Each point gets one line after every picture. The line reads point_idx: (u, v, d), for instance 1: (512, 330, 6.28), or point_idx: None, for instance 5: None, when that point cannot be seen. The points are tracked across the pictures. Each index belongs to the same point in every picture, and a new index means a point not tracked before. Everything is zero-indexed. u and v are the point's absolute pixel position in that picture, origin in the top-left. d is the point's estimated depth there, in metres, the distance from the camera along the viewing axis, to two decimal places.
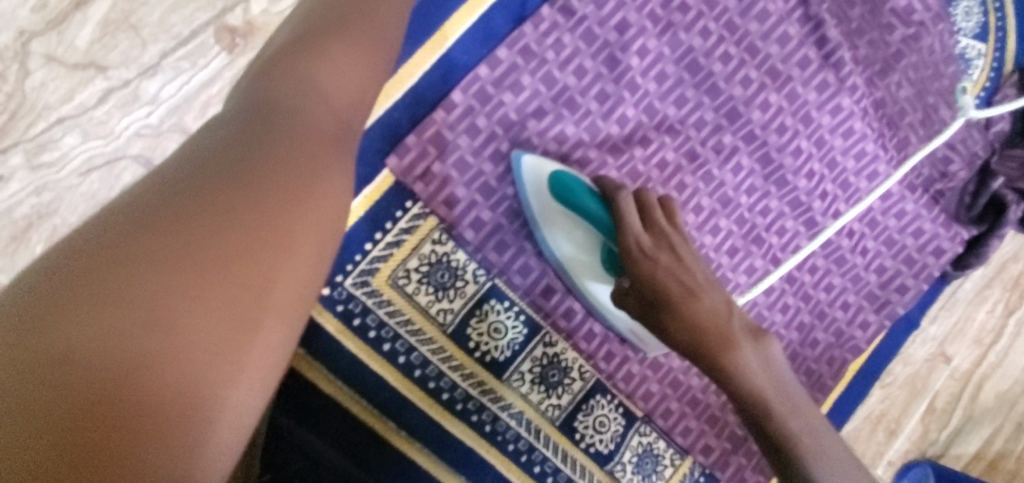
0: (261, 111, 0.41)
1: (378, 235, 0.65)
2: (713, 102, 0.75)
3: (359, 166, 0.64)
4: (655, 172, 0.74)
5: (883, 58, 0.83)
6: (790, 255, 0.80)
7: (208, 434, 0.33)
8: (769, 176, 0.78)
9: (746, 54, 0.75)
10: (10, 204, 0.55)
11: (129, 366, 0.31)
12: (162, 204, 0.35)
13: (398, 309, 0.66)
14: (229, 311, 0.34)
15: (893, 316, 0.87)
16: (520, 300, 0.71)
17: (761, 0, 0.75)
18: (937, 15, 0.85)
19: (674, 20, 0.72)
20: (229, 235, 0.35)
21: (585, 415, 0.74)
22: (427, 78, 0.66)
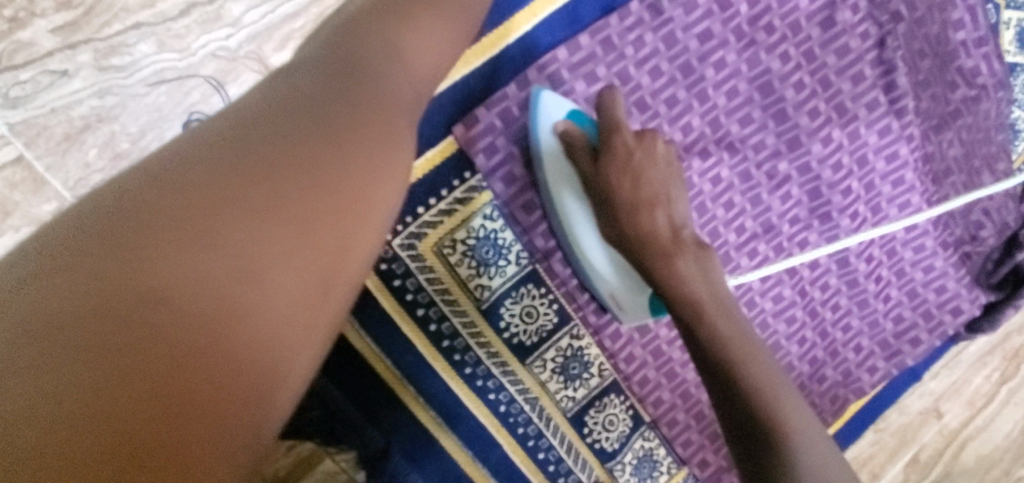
0: (344, 65, 0.40)
1: (433, 200, 0.64)
2: (777, 127, 0.75)
3: (424, 127, 0.63)
4: (708, 186, 0.74)
5: (941, 114, 0.84)
6: (818, 290, 0.81)
7: (279, 388, 0.32)
8: (814, 209, 0.79)
9: (818, 86, 0.75)
10: (70, 102, 0.53)
11: (211, 311, 0.30)
12: (242, 154, 0.33)
13: (438, 276, 0.66)
14: (307, 265, 0.33)
15: (900, 365, 0.90)
16: (555, 288, 0.70)
17: (843, 36, 0.75)
18: (1001, 82, 0.86)
19: (757, 39, 0.72)
20: (307, 194, 0.34)
21: (597, 411, 0.75)
22: (508, 52, 0.65)
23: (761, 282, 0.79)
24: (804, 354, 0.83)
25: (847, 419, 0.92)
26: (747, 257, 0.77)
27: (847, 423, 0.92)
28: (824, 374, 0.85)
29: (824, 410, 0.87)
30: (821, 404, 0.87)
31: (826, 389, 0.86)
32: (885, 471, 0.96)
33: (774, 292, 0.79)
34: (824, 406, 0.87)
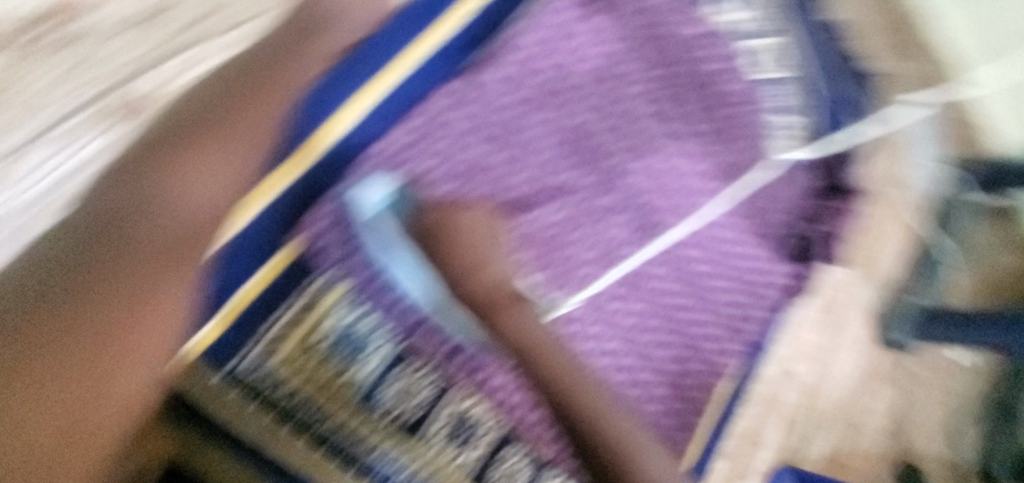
0: (241, 88, 0.59)
1: (301, 286, 0.66)
2: (687, 139, 0.84)
3: (286, 174, 0.66)
4: (618, 201, 0.80)
5: (838, 130, 0.92)
6: (742, 311, 0.85)
7: (147, 333, 0.46)
8: (730, 218, 0.85)
9: (713, 104, 0.86)
10: (53, 123, 0.68)
11: (83, 282, 0.45)
12: (144, 170, 0.52)
13: (285, 371, 0.65)
14: (160, 247, 0.48)
15: (816, 366, 0.96)
16: (410, 363, 0.69)
17: (732, 67, 0.86)
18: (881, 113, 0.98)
19: (634, 66, 0.83)
20: (191, 198, 0.51)
21: (495, 471, 0.73)
22: (410, 81, 0.72)
23: (694, 317, 0.82)
24: (737, 369, 0.87)
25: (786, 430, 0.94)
26: (668, 273, 0.82)
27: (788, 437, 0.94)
28: (750, 377, 0.89)
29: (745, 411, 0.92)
30: (749, 410, 0.91)
31: (748, 390, 0.90)
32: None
33: (701, 318, 0.83)
34: (746, 408, 0.91)
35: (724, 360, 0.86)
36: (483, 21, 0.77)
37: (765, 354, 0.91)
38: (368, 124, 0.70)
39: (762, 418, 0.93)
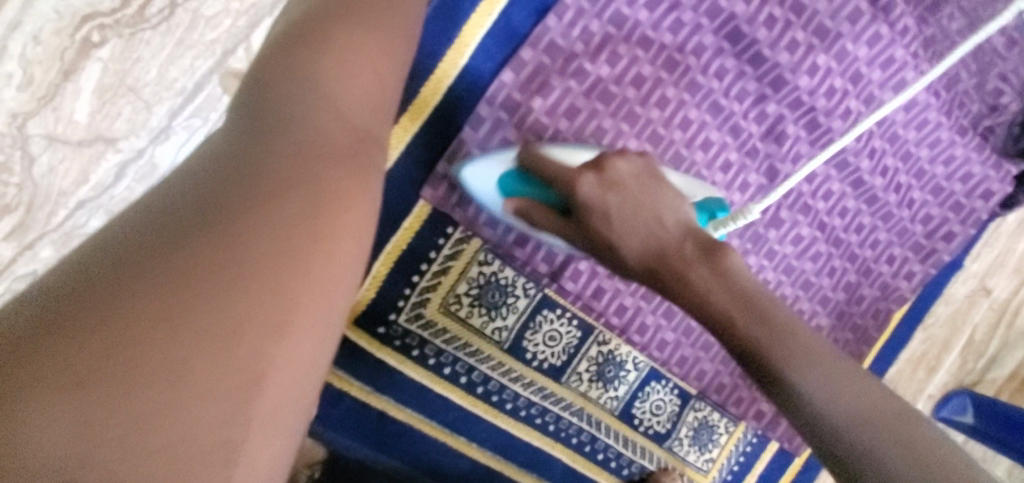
0: None
1: (419, 466, 0.76)
2: (629, 288, 0.82)
3: (344, 437, 0.71)
4: (600, 357, 0.82)
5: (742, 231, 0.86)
6: (717, 394, 0.90)
7: None
8: (670, 358, 0.86)
9: (621, 283, 0.81)
10: None
11: None
12: (288, 47, 0.43)
13: (479, 464, 0.79)
14: None
15: None
16: (502, 464, 0.81)
17: (596, 277, 0.79)
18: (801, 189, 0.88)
19: (545, 235, 0.75)
20: (338, 102, 0.43)
21: (642, 401, 0.86)
22: (344, 401, 0.71)
23: (686, 369, 0.87)
24: (743, 412, 0.91)
25: None
26: (666, 366, 0.86)
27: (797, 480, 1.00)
28: (756, 431, 0.94)
29: (763, 477, 0.97)
30: (764, 474, 0.97)
31: (756, 449, 0.95)
32: None
33: (732, 399, 0.91)
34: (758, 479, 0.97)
35: (713, 435, 0.92)
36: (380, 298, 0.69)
37: (750, 423, 0.93)
38: (342, 421, 0.72)
39: None
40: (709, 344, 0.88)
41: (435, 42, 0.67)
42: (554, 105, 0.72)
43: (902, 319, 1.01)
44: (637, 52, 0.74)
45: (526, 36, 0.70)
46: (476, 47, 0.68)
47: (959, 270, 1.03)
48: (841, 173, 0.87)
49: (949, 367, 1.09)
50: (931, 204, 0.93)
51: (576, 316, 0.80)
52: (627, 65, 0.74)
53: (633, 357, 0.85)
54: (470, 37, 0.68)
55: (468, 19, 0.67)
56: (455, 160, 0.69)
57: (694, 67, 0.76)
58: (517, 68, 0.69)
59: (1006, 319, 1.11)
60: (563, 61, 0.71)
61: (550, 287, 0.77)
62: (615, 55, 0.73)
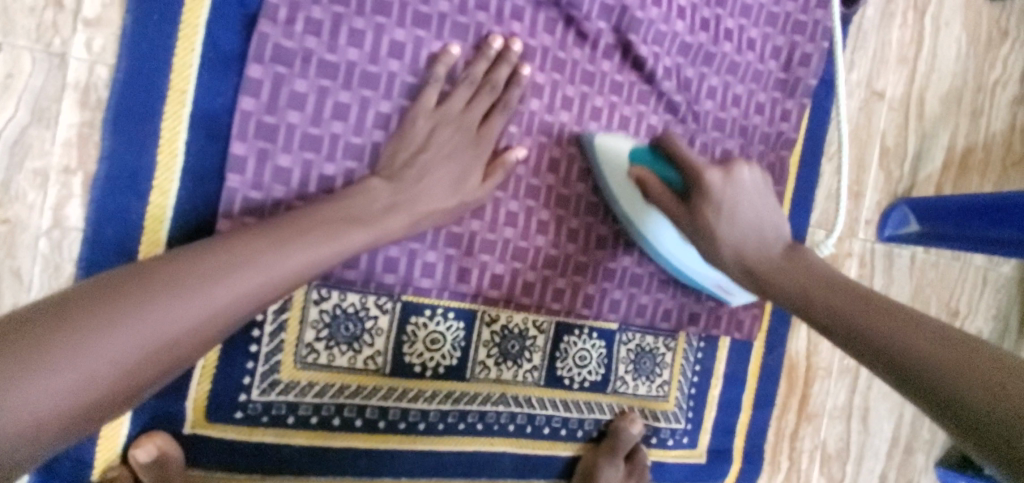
0: None
1: None
2: (495, 255, 0.76)
3: None
4: (498, 335, 0.77)
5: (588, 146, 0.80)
6: (641, 316, 0.85)
7: None
8: (574, 303, 0.81)
9: (485, 254, 0.75)
10: None
11: None
12: None
13: None
14: None
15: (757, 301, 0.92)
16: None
17: (454, 260, 0.73)
18: (636, 83, 0.82)
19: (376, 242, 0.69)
20: None
21: (563, 359, 0.81)
22: None
23: (596, 306, 0.82)
24: (676, 322, 0.87)
25: (760, 368, 0.96)
26: (575, 312, 0.81)
27: (764, 359, 0.96)
28: (696, 333, 0.89)
29: (726, 373, 0.93)
30: (725, 369, 0.93)
31: (705, 349, 0.91)
32: (818, 346, 1.02)
33: (660, 314, 0.86)
34: (721, 377, 0.93)
35: (656, 356, 0.87)
36: (225, 382, 0.64)
37: (687, 328, 0.88)
38: None
39: (742, 382, 0.95)
40: (610, 271, 0.83)
41: (146, 106, 0.60)
42: (316, 112, 0.65)
43: (802, 159, 0.96)
44: (379, 21, 0.67)
45: (245, 55, 0.63)
46: (195, 88, 0.62)
47: (839, 86, 0.97)
48: (664, 45, 0.82)
49: (875, 184, 1.04)
50: (773, 35, 0.88)
51: (450, 307, 0.74)
52: (375, 36, 0.67)
53: (533, 321, 0.79)
54: (183, 81, 0.61)
55: (173, 65, 0.61)
56: (234, 215, 0.63)
57: (450, 9, 0.70)
58: (254, 92, 0.63)
59: (912, 112, 1.07)
60: (301, 64, 0.64)
61: (407, 293, 0.71)
62: (355, 32, 0.66)
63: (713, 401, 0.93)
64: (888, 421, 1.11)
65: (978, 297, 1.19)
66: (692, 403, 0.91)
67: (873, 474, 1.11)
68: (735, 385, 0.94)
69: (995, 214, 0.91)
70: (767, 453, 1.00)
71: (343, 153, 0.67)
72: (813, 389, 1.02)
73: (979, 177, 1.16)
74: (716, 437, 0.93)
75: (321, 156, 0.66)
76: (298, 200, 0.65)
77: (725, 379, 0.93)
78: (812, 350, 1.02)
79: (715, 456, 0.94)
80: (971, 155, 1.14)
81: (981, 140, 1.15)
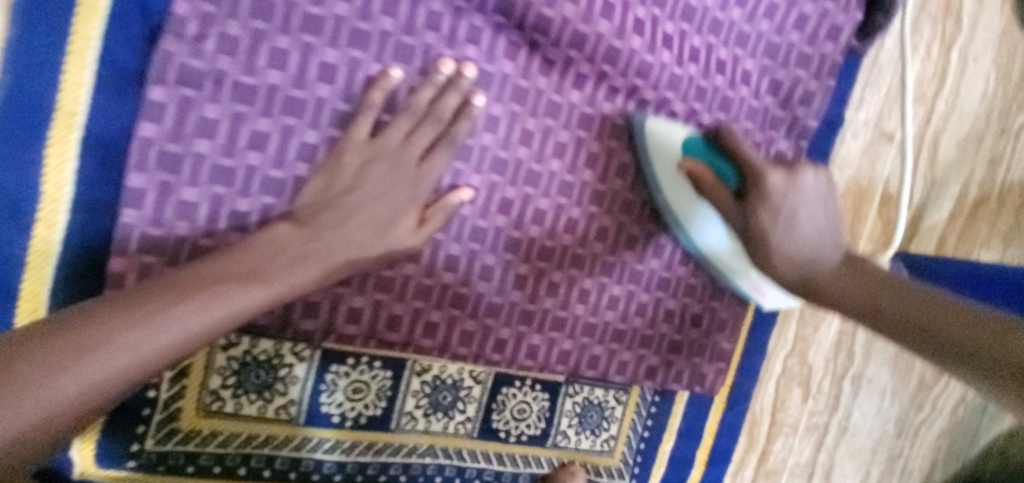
0: None
1: None
2: (432, 301, 0.69)
3: None
4: (429, 384, 0.72)
5: (549, 186, 0.71)
6: (593, 370, 0.79)
7: None
8: (517, 354, 0.74)
9: (420, 300, 0.68)
10: None
11: None
12: None
13: None
14: None
15: (721, 354, 0.86)
16: None
17: (384, 306, 0.67)
18: (613, 117, 0.72)
19: None
20: None
21: (500, 412, 0.76)
22: None
23: (542, 357, 0.76)
24: (630, 376, 0.81)
25: (719, 423, 0.91)
26: (518, 363, 0.75)
27: (724, 414, 0.91)
28: (651, 387, 0.83)
29: (680, 427, 0.88)
30: (680, 424, 0.88)
31: (659, 402, 0.85)
32: (786, 402, 0.96)
33: (614, 366, 0.80)
34: (675, 432, 0.88)
35: (605, 408, 0.82)
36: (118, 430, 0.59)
37: (642, 383, 0.82)
38: None
39: (698, 438, 0.89)
40: (560, 321, 0.76)
41: (31, 129, 0.53)
42: (229, 142, 0.57)
43: None
44: (307, 40, 0.57)
45: (144, 73, 0.55)
46: (87, 110, 0.54)
47: (842, 125, 0.88)
48: (648, 79, 0.71)
49: (869, 233, 0.95)
50: (772, 69, 0.78)
51: (378, 356, 0.68)
52: (302, 58, 0.57)
53: (469, 371, 0.73)
54: (72, 102, 0.54)
55: (60, 83, 0.53)
56: (129, 253, 0.56)
57: (395, 26, 0.60)
58: (155, 117, 0.54)
59: (922, 156, 0.97)
60: (212, 85, 0.55)
61: (329, 339, 0.65)
62: (278, 51, 0.56)
63: (664, 456, 0.88)
64: (853, 478, 1.06)
65: None
66: (640, 458, 0.86)
67: None
68: (689, 440, 0.89)
69: (981, 284, 0.86)
70: None
71: (259, 188, 0.59)
72: (775, 446, 0.97)
73: (987, 227, 1.06)
74: None
75: (233, 190, 0.58)
76: (204, 238, 0.58)
77: (679, 434, 0.88)
78: (779, 406, 0.96)
79: None
80: (980, 205, 1.05)
81: (996, 189, 1.05)
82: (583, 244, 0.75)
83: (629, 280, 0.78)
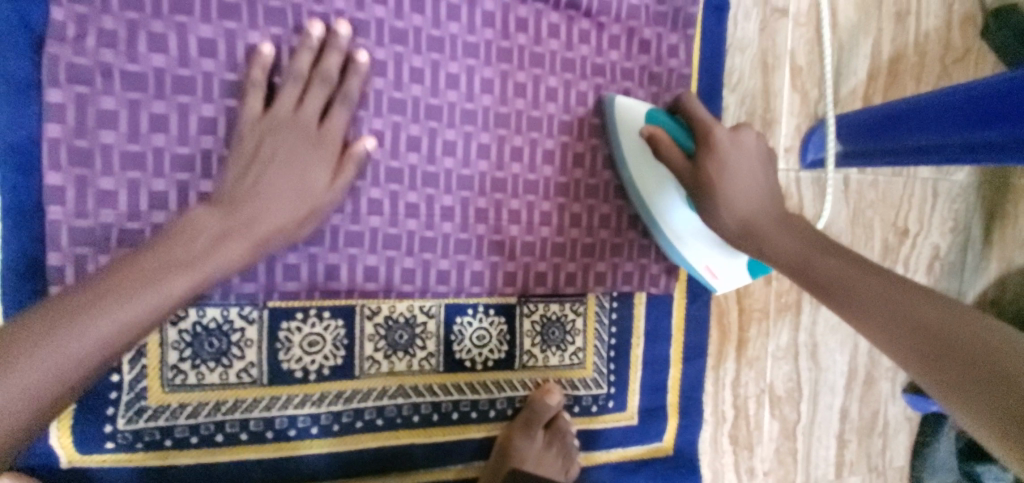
0: None
1: None
2: (363, 246, 0.72)
3: None
4: (382, 326, 0.75)
5: (451, 117, 0.75)
6: (541, 285, 0.81)
7: None
8: (462, 282, 0.77)
9: (352, 247, 0.72)
10: None
11: None
12: None
13: None
14: None
15: None
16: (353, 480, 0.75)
17: (318, 258, 0.70)
18: (496, 39, 0.76)
19: None
20: None
21: (460, 342, 0.79)
22: None
23: (488, 281, 0.79)
24: (582, 285, 0.83)
25: (686, 318, 0.93)
26: (465, 290, 0.77)
27: (689, 309, 0.93)
28: (606, 293, 0.86)
29: (646, 328, 0.90)
30: (645, 325, 0.90)
31: (619, 307, 0.88)
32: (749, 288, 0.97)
33: (562, 278, 0.82)
34: (642, 334, 0.90)
35: (566, 322, 0.84)
36: (90, 414, 0.63)
37: (596, 289, 0.84)
38: None
39: (667, 336, 0.91)
40: (498, 244, 0.79)
41: None
42: (132, 128, 0.62)
43: (698, 95, 0.90)
44: (180, 20, 0.63)
45: (42, 81, 0.61)
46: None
47: (729, 9, 0.91)
48: None
49: (790, 108, 0.97)
50: None
51: (325, 307, 0.72)
52: (180, 38, 0.63)
53: (420, 307, 0.77)
54: None
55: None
56: (63, 246, 0.61)
57: None
58: (59, 117, 0.60)
59: (823, 24, 0.99)
60: (103, 79, 0.61)
61: (273, 299, 0.69)
62: (157, 37, 0.62)
63: (637, 359, 0.90)
64: (841, 353, 1.06)
65: (929, 211, 1.12)
66: (614, 365, 0.88)
67: (833, 409, 1.07)
68: (659, 340, 0.91)
69: (912, 121, 0.84)
70: (708, 404, 0.97)
71: (170, 166, 0.63)
72: (750, 333, 0.98)
73: (915, 80, 1.07)
74: (645, 396, 0.91)
75: (146, 173, 0.63)
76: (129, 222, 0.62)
77: (648, 336, 0.90)
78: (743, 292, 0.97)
79: (647, 415, 0.91)
80: (902, 60, 1.06)
81: (912, 42, 1.06)
82: (501, 167, 0.78)
83: (556, 193, 0.81)
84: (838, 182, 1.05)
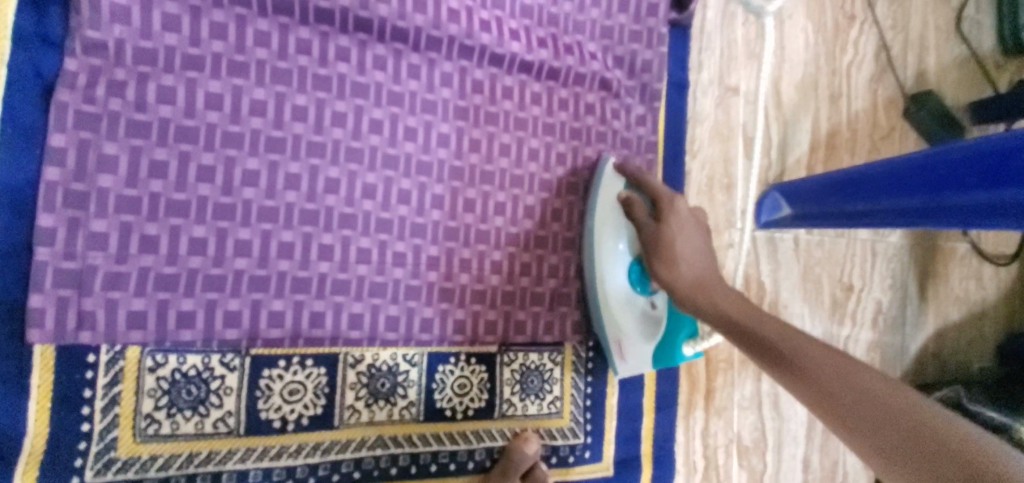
0: None
1: None
2: (350, 293, 0.73)
3: None
4: (364, 374, 0.75)
5: (440, 172, 0.79)
6: (521, 334, 0.84)
7: None
8: (444, 331, 0.79)
9: (339, 294, 0.73)
10: None
11: None
12: None
13: None
14: None
15: None
16: None
17: (305, 304, 0.71)
18: (484, 104, 0.82)
19: (214, 296, 0.67)
20: None
21: (442, 391, 0.79)
22: None
23: (469, 330, 0.81)
24: (558, 334, 0.86)
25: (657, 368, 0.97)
26: (447, 339, 0.79)
27: None
28: (583, 342, 0.89)
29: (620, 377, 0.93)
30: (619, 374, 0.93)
31: (595, 356, 0.91)
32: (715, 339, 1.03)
33: (541, 327, 0.85)
34: (617, 384, 0.93)
35: (544, 370, 0.87)
36: (55, 466, 0.61)
37: (572, 339, 0.87)
38: None
39: (639, 384, 0.95)
40: (480, 294, 0.82)
41: None
42: (132, 173, 0.64)
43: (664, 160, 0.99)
44: (190, 75, 0.66)
45: (45, 126, 0.62)
46: None
47: (688, 87, 1.02)
48: (503, 66, 0.83)
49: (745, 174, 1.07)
50: (612, 46, 0.91)
51: (308, 355, 0.72)
52: (188, 91, 0.66)
53: (403, 356, 0.78)
54: None
55: None
56: (47, 289, 0.60)
57: (269, 56, 0.70)
58: (59, 161, 0.61)
59: (769, 102, 1.12)
60: (108, 126, 0.63)
61: (256, 346, 0.69)
62: (166, 91, 0.65)
63: (612, 407, 0.92)
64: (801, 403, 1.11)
65: (870, 270, 1.23)
66: (590, 415, 0.90)
67: (796, 459, 1.10)
68: (633, 390, 0.94)
69: (852, 192, 0.93)
70: (679, 454, 0.99)
71: (166, 212, 0.65)
72: (717, 383, 1.03)
73: (849, 154, 1.20)
74: (620, 446, 0.92)
75: (142, 217, 0.64)
76: (117, 265, 0.63)
77: (622, 385, 0.93)
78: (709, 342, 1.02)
79: (621, 465, 0.92)
80: (837, 135, 1.19)
81: (845, 120, 1.20)
82: (485, 220, 0.82)
83: (535, 246, 0.85)
84: (789, 241, 1.15)
